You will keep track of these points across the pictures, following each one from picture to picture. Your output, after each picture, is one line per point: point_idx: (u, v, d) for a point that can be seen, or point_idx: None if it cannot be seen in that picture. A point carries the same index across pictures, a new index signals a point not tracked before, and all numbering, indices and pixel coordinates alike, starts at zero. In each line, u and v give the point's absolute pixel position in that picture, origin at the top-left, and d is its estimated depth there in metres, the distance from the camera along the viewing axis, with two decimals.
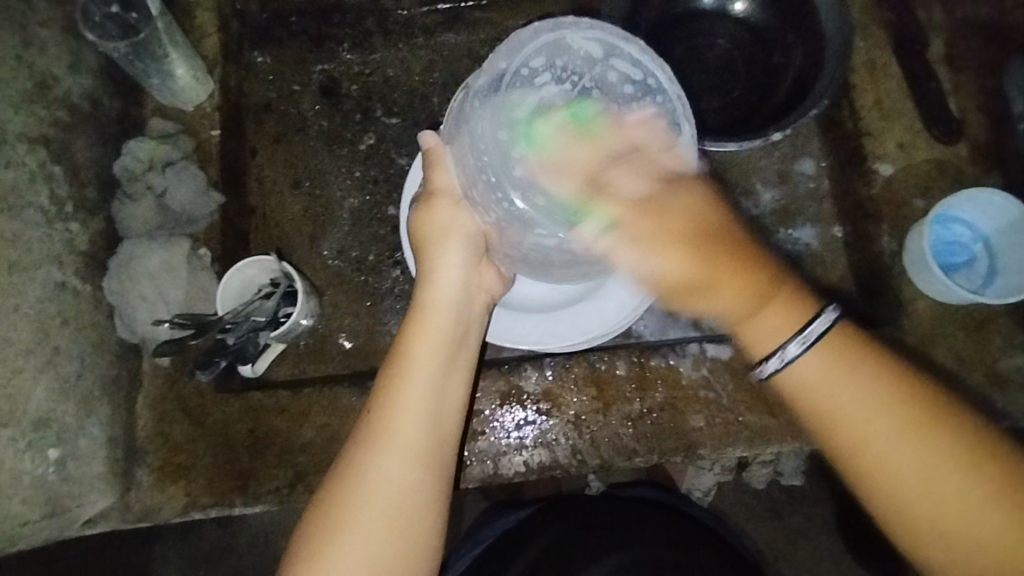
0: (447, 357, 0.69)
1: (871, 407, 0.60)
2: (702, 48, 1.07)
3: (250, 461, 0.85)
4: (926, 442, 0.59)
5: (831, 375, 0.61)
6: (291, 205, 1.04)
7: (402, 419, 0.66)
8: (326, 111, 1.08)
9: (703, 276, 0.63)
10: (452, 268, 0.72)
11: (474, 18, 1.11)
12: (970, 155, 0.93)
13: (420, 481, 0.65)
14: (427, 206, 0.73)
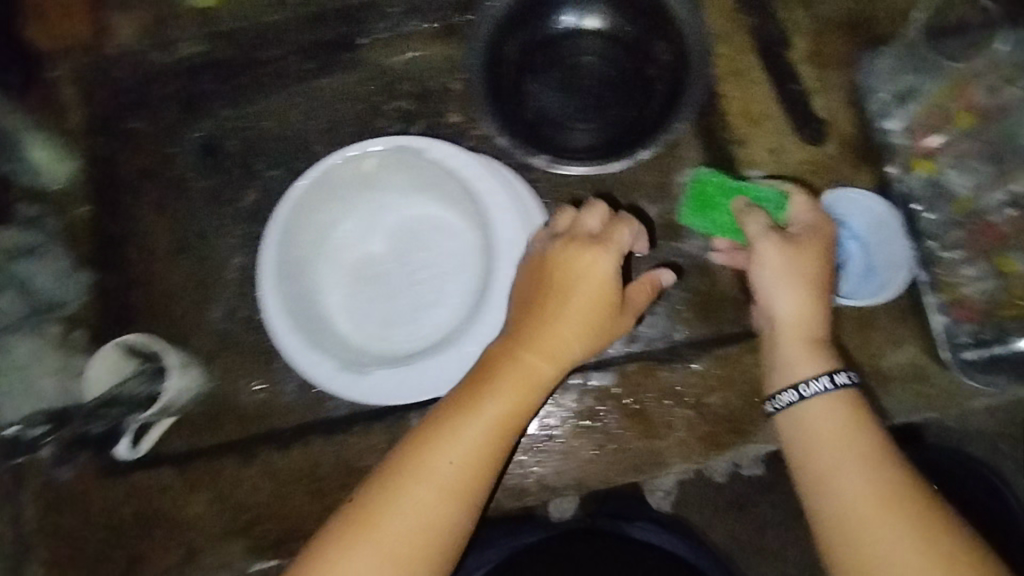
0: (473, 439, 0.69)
1: (883, 489, 0.67)
2: (572, 67, 1.03)
3: (142, 541, 0.86)
4: (917, 540, 0.63)
5: (830, 442, 0.71)
6: (176, 271, 1.02)
7: (434, 467, 0.67)
8: (206, 171, 1.07)
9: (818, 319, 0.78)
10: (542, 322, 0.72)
11: (346, 59, 1.09)
12: (840, 152, 0.92)
13: (446, 524, 0.66)
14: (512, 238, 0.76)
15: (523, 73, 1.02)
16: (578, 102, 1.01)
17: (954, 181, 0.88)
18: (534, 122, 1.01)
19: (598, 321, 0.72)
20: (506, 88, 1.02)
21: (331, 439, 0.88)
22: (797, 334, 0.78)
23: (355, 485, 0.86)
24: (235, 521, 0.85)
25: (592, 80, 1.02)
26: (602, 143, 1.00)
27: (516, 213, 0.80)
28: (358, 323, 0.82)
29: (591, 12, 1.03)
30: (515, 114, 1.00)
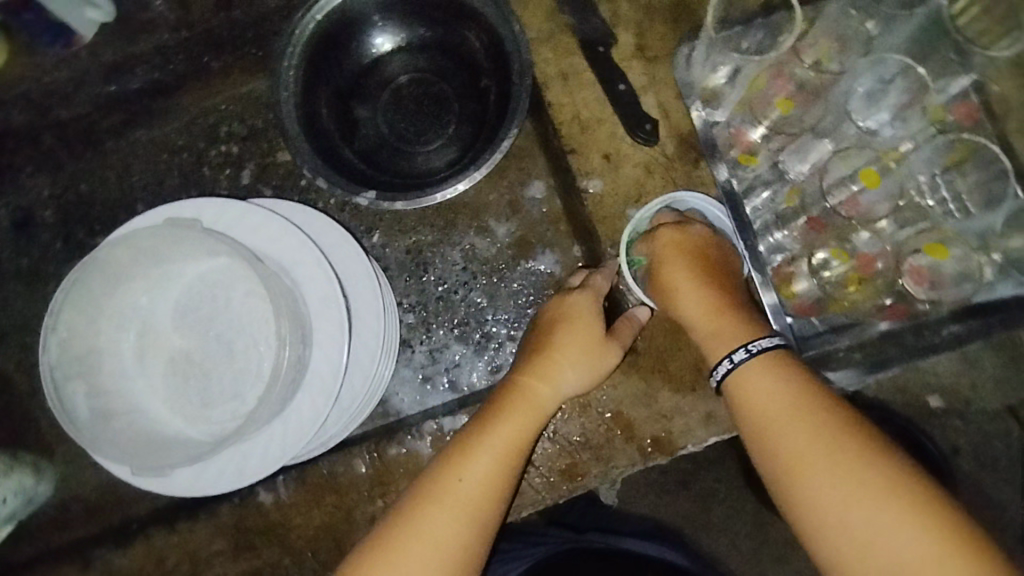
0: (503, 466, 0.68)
1: (829, 424, 0.58)
2: (406, 85, 0.99)
3: None
4: (865, 493, 0.53)
5: (778, 411, 0.61)
6: (3, 362, 0.95)
7: (480, 461, 0.67)
8: (24, 249, 0.99)
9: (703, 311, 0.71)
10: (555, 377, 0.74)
11: (161, 108, 1.02)
12: (677, 150, 0.86)
13: (467, 536, 0.64)
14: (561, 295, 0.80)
15: (354, 99, 0.99)
16: (417, 122, 0.98)
17: (791, 167, 0.81)
18: (376, 148, 0.98)
19: (590, 353, 0.75)
20: (336, 115, 0.96)
21: (174, 529, 0.82)
22: (711, 336, 0.71)
23: (204, 574, 0.80)
24: None
25: (428, 96, 0.99)
26: (446, 162, 0.96)
27: (320, 269, 0.76)
28: (169, 405, 0.77)
29: (410, 22, 0.97)
30: (352, 144, 0.96)
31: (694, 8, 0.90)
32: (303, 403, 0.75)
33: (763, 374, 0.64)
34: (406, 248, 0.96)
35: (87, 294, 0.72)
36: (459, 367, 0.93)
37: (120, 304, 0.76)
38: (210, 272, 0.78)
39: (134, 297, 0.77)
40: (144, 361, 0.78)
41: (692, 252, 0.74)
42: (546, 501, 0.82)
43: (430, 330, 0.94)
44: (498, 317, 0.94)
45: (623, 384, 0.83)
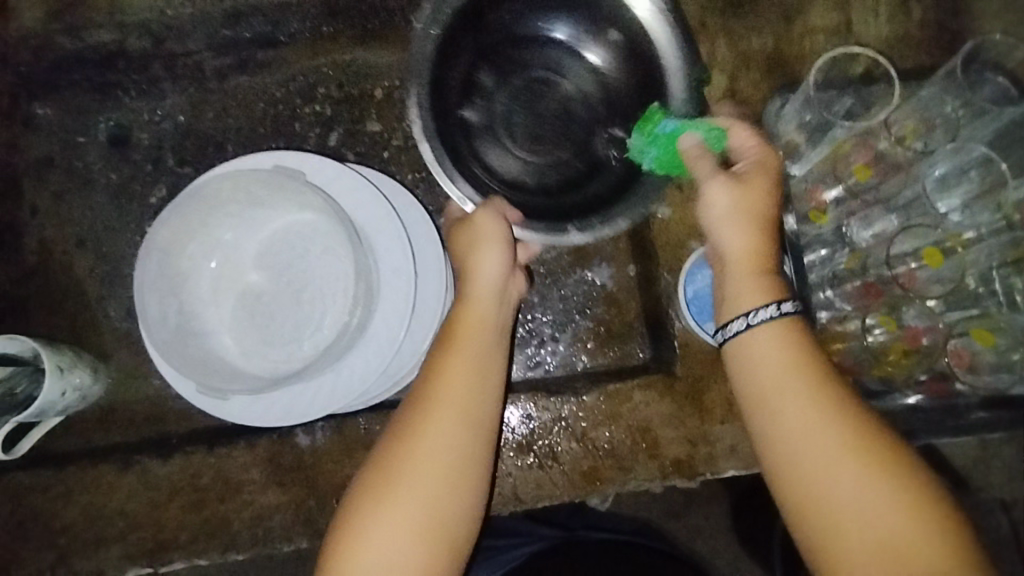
0: (480, 386, 0.74)
1: (828, 407, 0.65)
2: (563, 90, 0.96)
3: (11, 544, 0.84)
4: (856, 470, 0.62)
5: (775, 375, 0.68)
6: (77, 265, 1.00)
7: (428, 447, 0.70)
8: (115, 164, 1.04)
9: (751, 252, 0.75)
10: (488, 272, 0.78)
11: (265, 58, 1.06)
12: None
13: (467, 441, 0.71)
14: (466, 226, 0.80)
15: (514, 75, 0.96)
16: (541, 126, 0.95)
17: (855, 232, 0.86)
18: (496, 125, 0.94)
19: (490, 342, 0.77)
20: (481, 71, 0.94)
21: (212, 453, 0.86)
22: (751, 266, 0.74)
23: (233, 500, 0.85)
24: (110, 528, 0.84)
25: (573, 109, 0.95)
26: (538, 182, 0.93)
27: (399, 238, 0.80)
28: (233, 337, 0.81)
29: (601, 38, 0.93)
30: (473, 108, 0.94)
31: (788, 64, 0.94)
32: (357, 361, 0.79)
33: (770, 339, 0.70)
34: None
35: (186, 221, 0.77)
36: None
37: (208, 232, 0.80)
38: (296, 222, 0.82)
39: (223, 229, 0.81)
40: (218, 291, 0.82)
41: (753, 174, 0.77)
42: (563, 496, 0.86)
43: None
44: (544, 316, 0.98)
45: (655, 404, 0.87)
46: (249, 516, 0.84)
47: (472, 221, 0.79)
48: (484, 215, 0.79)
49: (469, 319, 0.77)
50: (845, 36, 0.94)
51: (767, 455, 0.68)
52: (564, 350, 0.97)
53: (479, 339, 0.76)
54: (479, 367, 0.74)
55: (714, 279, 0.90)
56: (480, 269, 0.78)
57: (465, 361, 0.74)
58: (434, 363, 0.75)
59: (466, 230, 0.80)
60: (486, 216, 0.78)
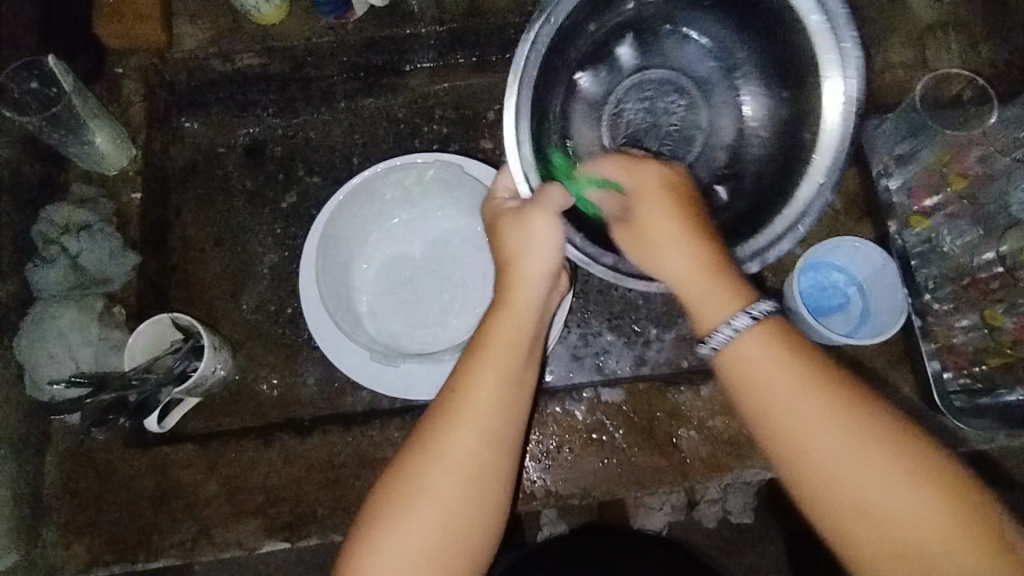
0: (513, 384, 0.66)
1: (865, 428, 0.54)
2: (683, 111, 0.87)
3: (156, 514, 0.87)
4: (902, 488, 0.52)
5: (780, 384, 0.56)
6: (212, 262, 1.07)
7: (448, 457, 0.63)
8: (250, 172, 1.13)
9: (699, 265, 0.62)
10: (535, 269, 0.69)
11: (391, 83, 1.17)
12: (844, 207, 0.98)
13: (491, 442, 0.65)
14: (518, 224, 0.68)
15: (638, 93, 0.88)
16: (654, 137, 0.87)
17: (948, 242, 0.93)
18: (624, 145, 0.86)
19: (526, 331, 0.68)
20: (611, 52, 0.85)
21: (348, 432, 0.91)
22: (710, 275, 0.62)
23: (369, 476, 0.89)
24: (250, 501, 0.88)
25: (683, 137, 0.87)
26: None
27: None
28: (383, 316, 0.89)
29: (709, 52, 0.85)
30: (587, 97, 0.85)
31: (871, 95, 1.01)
32: None
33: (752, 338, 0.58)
34: None
35: (347, 215, 0.86)
36: (607, 354, 1.02)
37: (369, 219, 0.89)
38: (441, 216, 0.92)
39: (382, 217, 0.90)
40: (369, 280, 0.90)
41: (689, 208, 0.65)
42: (684, 482, 0.89)
43: (586, 315, 1.04)
44: (651, 317, 1.03)
45: None
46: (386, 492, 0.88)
47: (523, 220, 0.68)
48: (534, 215, 0.67)
49: (504, 321, 0.68)
50: (922, 70, 1.01)
51: (797, 485, 0.56)
52: (670, 350, 1.02)
53: (515, 345, 0.67)
54: (513, 383, 0.66)
55: (815, 281, 0.94)
56: (526, 284, 0.69)
57: (495, 374, 0.66)
58: (464, 372, 0.66)
59: (517, 228, 0.69)
60: (535, 216, 0.67)
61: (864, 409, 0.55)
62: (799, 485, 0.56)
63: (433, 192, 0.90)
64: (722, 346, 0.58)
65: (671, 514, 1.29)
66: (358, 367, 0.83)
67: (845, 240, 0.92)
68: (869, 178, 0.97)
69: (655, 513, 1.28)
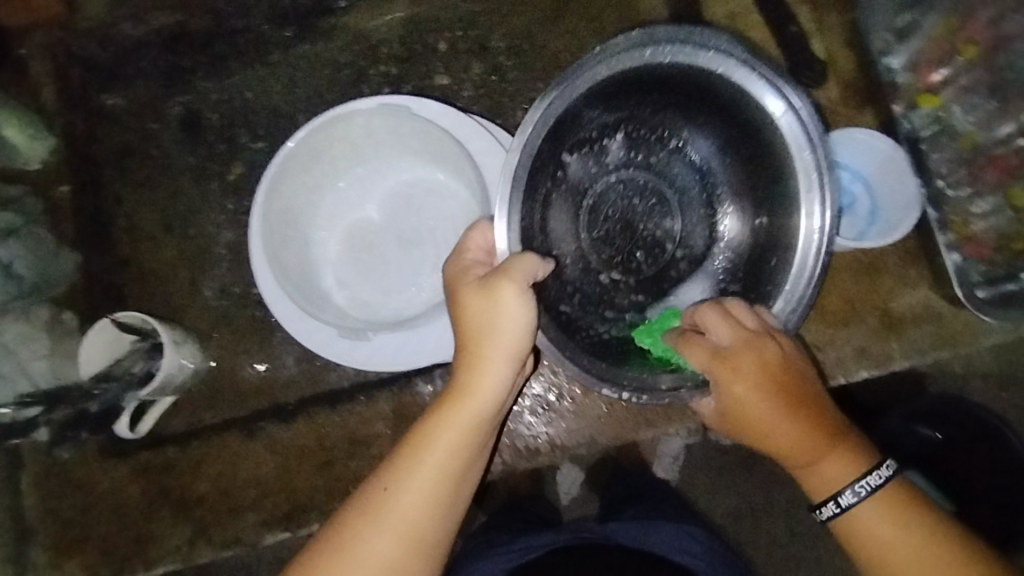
0: (449, 484, 0.66)
1: (952, 572, 0.61)
2: (642, 214, 0.84)
3: (145, 524, 0.83)
4: None
5: (897, 560, 0.62)
6: (164, 250, 0.98)
7: (370, 552, 0.62)
8: (189, 147, 1.02)
9: (812, 439, 0.64)
10: (499, 371, 0.66)
11: (327, 25, 1.04)
12: (842, 96, 0.88)
13: (417, 539, 0.64)
14: (488, 295, 0.65)
15: (572, 179, 0.81)
16: (682, 224, 0.84)
17: (958, 118, 0.84)
18: (597, 245, 0.82)
19: (467, 441, 0.66)
20: (605, 139, 0.81)
21: (335, 411, 0.86)
22: (812, 463, 0.65)
23: (363, 455, 0.84)
24: (241, 498, 0.83)
25: (597, 241, 0.83)
26: (583, 269, 0.81)
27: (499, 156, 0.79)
28: (350, 284, 0.81)
29: (614, 130, 0.81)
30: (568, 182, 0.81)
31: None
32: None
33: (869, 509, 0.64)
34: None
35: (291, 183, 0.77)
36: None
37: (319, 180, 0.79)
38: (397, 169, 0.82)
39: (333, 178, 0.81)
40: (328, 252, 0.81)
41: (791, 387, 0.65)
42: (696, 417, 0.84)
43: None
44: None
45: None
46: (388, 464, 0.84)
47: (492, 298, 0.64)
48: (507, 290, 0.64)
49: (449, 422, 0.66)
50: None
51: None
52: None
53: (456, 452, 0.66)
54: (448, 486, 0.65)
55: None
56: (482, 385, 0.66)
57: (430, 473, 0.65)
58: (398, 466, 0.65)
59: (484, 314, 0.65)
60: (509, 292, 0.64)
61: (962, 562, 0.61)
62: None
63: (383, 144, 0.80)
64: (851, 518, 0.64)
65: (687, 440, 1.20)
66: (329, 346, 0.76)
67: (847, 130, 0.84)
68: (867, 58, 0.87)
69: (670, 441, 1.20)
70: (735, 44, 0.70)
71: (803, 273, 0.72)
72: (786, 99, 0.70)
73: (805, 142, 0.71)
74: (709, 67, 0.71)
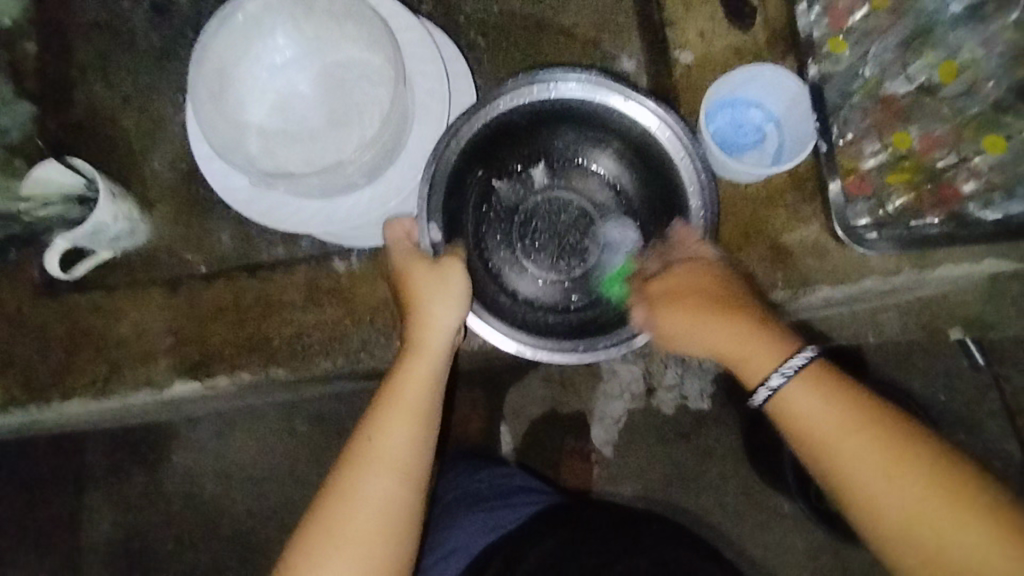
0: (423, 422, 0.70)
1: (891, 443, 0.55)
2: (570, 221, 0.89)
3: (64, 356, 0.89)
4: (952, 516, 0.52)
5: (828, 428, 0.57)
6: (121, 120, 1.04)
7: (370, 495, 0.65)
8: (157, 28, 1.07)
9: (738, 330, 0.63)
10: (449, 318, 0.74)
11: None
12: (767, 40, 0.93)
13: (406, 475, 0.67)
14: (428, 265, 0.73)
15: (502, 194, 0.87)
16: (608, 236, 0.88)
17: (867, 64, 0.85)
18: (533, 256, 0.88)
19: (435, 381, 0.72)
20: (525, 166, 0.87)
21: (255, 277, 0.92)
22: (743, 362, 0.63)
23: (275, 318, 0.90)
24: (157, 344, 0.89)
25: (532, 251, 0.88)
26: (517, 276, 0.87)
27: (427, 46, 0.86)
28: (274, 149, 0.87)
29: (525, 160, 0.87)
30: (497, 204, 0.87)
31: None
32: (408, 170, 0.85)
33: (800, 391, 0.59)
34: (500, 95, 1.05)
35: (224, 48, 0.83)
36: None
37: (258, 47, 0.86)
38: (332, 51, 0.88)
39: (272, 49, 0.87)
40: (258, 122, 0.87)
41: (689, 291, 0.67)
42: None
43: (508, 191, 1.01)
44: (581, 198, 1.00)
45: None
46: (297, 329, 0.89)
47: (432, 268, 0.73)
48: (446, 261, 0.74)
49: (415, 368, 0.71)
50: None
51: (858, 504, 0.55)
52: None
53: (425, 390, 0.71)
54: (424, 423, 0.70)
55: (733, 117, 0.91)
56: (436, 332, 0.73)
57: (406, 414, 0.69)
58: (374, 416, 0.69)
59: (426, 280, 0.73)
60: (448, 262, 0.74)
61: (894, 429, 0.56)
62: (866, 514, 0.55)
63: (321, 24, 0.86)
64: (779, 397, 0.60)
65: (630, 401, 1.22)
66: (250, 201, 0.84)
67: (756, 67, 0.87)
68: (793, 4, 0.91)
69: (613, 400, 1.23)
70: (604, 78, 0.75)
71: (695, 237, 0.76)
72: (638, 105, 0.76)
73: (684, 156, 0.76)
74: (582, 97, 0.78)
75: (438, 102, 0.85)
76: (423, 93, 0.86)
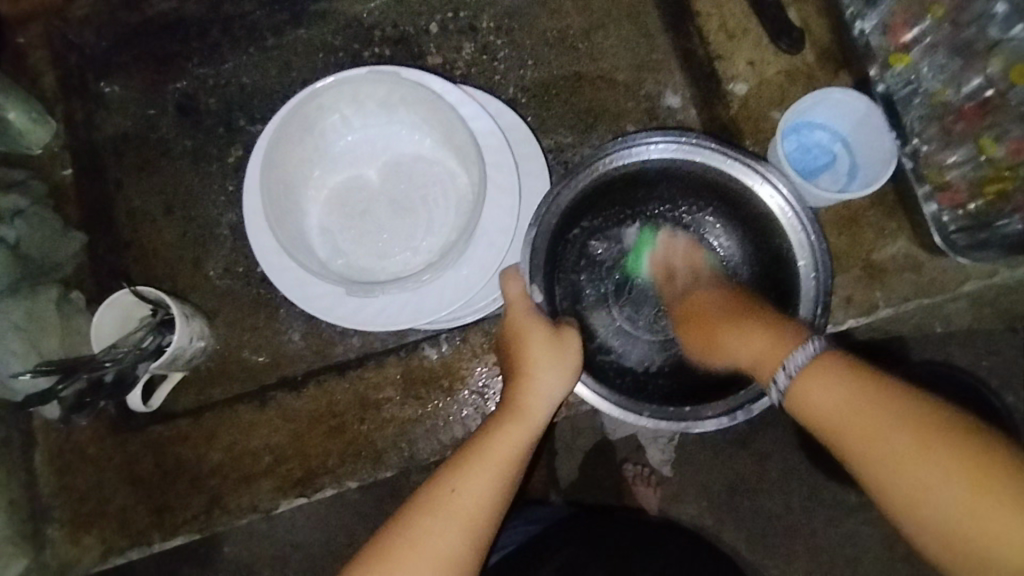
0: (504, 486, 0.65)
1: (871, 410, 0.56)
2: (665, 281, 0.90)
3: (162, 495, 0.86)
4: (923, 473, 0.52)
5: (838, 405, 0.58)
6: (166, 232, 0.98)
7: (430, 544, 0.61)
8: (187, 131, 1.02)
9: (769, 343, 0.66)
10: (551, 391, 0.71)
11: (320, 8, 1.04)
12: (817, 60, 0.94)
13: (469, 534, 0.62)
14: (547, 330, 0.73)
15: (595, 262, 0.89)
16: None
17: (927, 76, 0.87)
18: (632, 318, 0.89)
19: (524, 448, 0.68)
20: (619, 228, 0.89)
21: (344, 378, 0.88)
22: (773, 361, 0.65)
23: (373, 418, 0.87)
24: (256, 465, 0.86)
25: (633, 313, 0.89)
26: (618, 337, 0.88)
27: (483, 116, 0.82)
28: (348, 249, 0.84)
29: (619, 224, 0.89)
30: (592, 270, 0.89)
31: None
32: (487, 248, 0.81)
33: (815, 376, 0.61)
34: (549, 146, 1.01)
35: (284, 155, 0.80)
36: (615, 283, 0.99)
37: (311, 147, 0.83)
38: (384, 137, 0.86)
39: (325, 147, 0.84)
40: (323, 221, 0.85)
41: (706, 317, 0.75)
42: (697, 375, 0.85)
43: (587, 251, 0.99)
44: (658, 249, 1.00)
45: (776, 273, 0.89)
46: (402, 426, 0.86)
47: (550, 333, 0.73)
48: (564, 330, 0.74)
49: (509, 429, 0.68)
50: None
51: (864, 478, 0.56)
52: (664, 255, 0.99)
53: (516, 453, 0.67)
54: (504, 489, 0.65)
55: (799, 143, 0.91)
56: (540, 398, 0.71)
57: (490, 473, 0.65)
58: (457, 467, 0.65)
59: (537, 342, 0.72)
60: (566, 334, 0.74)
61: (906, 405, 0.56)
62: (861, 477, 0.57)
63: (371, 114, 0.84)
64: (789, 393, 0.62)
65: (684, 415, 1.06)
66: (334, 307, 0.81)
67: (822, 91, 0.87)
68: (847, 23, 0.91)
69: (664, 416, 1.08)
70: (698, 134, 0.77)
71: (809, 291, 0.77)
72: (727, 156, 0.78)
73: (774, 193, 0.78)
74: (677, 155, 0.79)
75: (506, 175, 0.81)
76: (489, 169, 0.81)
